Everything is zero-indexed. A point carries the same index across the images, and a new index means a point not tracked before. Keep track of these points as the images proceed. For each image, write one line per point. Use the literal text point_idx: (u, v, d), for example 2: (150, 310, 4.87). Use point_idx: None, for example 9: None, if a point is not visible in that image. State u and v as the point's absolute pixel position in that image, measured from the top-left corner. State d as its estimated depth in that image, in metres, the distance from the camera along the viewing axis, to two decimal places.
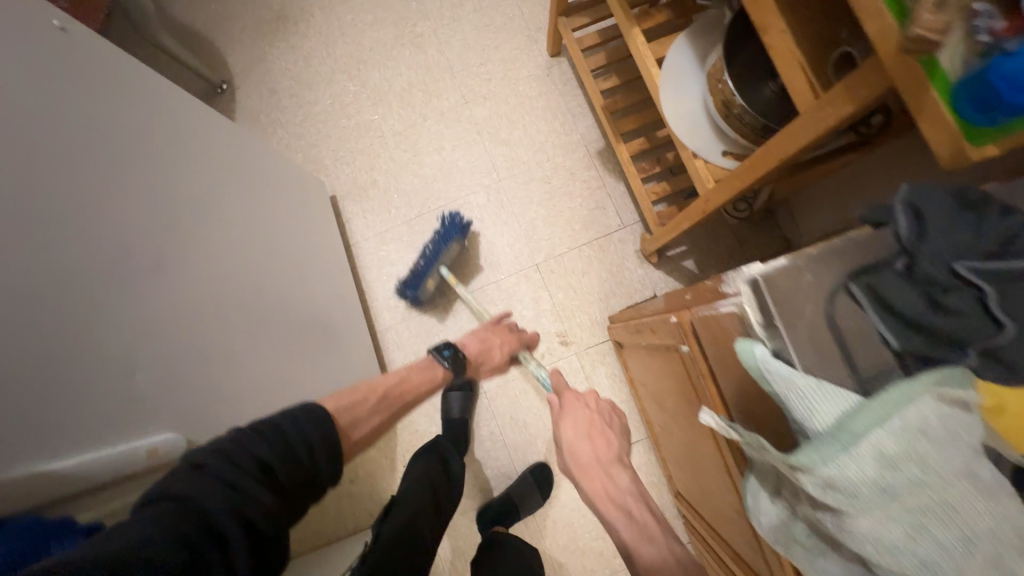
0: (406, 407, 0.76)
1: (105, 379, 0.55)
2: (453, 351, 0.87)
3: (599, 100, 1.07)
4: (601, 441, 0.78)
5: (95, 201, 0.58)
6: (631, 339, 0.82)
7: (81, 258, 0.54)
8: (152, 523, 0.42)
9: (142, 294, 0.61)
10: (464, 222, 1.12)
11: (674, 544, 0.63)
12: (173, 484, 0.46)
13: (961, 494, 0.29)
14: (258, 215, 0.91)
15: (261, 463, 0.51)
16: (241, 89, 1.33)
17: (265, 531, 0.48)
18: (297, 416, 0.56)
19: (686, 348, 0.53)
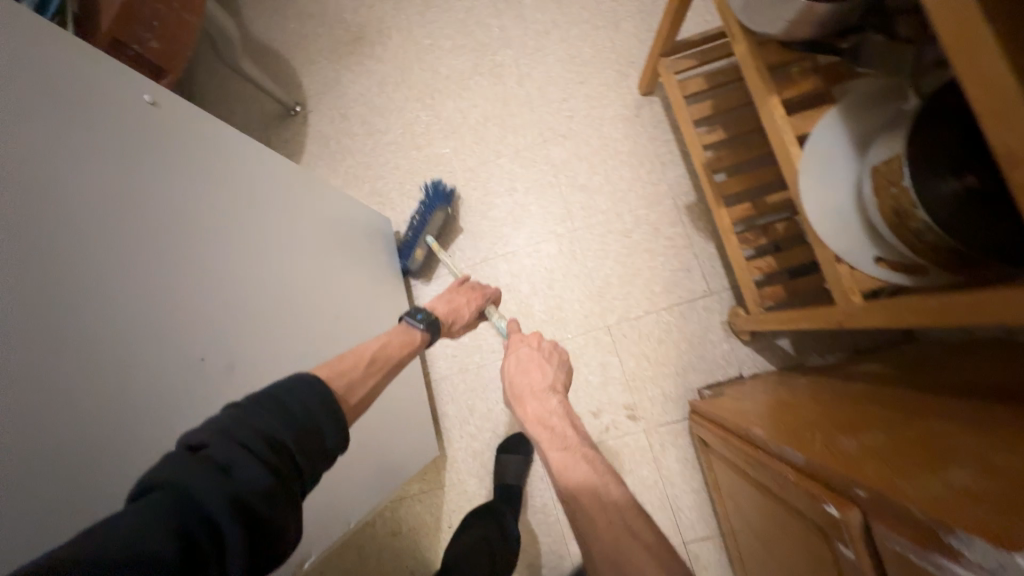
0: (395, 370, 0.72)
1: None
2: (427, 313, 0.80)
3: (700, 156, 0.94)
4: (537, 372, 0.76)
5: (161, 298, 0.54)
6: (732, 458, 0.72)
7: (146, 369, 0.51)
8: (143, 512, 0.38)
9: (206, 395, 0.57)
10: (448, 191, 1.12)
11: (591, 453, 0.64)
12: (167, 467, 0.42)
13: None
14: (324, 271, 0.85)
15: (263, 437, 0.47)
16: (313, 112, 1.31)
17: (264, 514, 0.42)
18: (294, 385, 0.53)
19: (842, 548, 0.43)
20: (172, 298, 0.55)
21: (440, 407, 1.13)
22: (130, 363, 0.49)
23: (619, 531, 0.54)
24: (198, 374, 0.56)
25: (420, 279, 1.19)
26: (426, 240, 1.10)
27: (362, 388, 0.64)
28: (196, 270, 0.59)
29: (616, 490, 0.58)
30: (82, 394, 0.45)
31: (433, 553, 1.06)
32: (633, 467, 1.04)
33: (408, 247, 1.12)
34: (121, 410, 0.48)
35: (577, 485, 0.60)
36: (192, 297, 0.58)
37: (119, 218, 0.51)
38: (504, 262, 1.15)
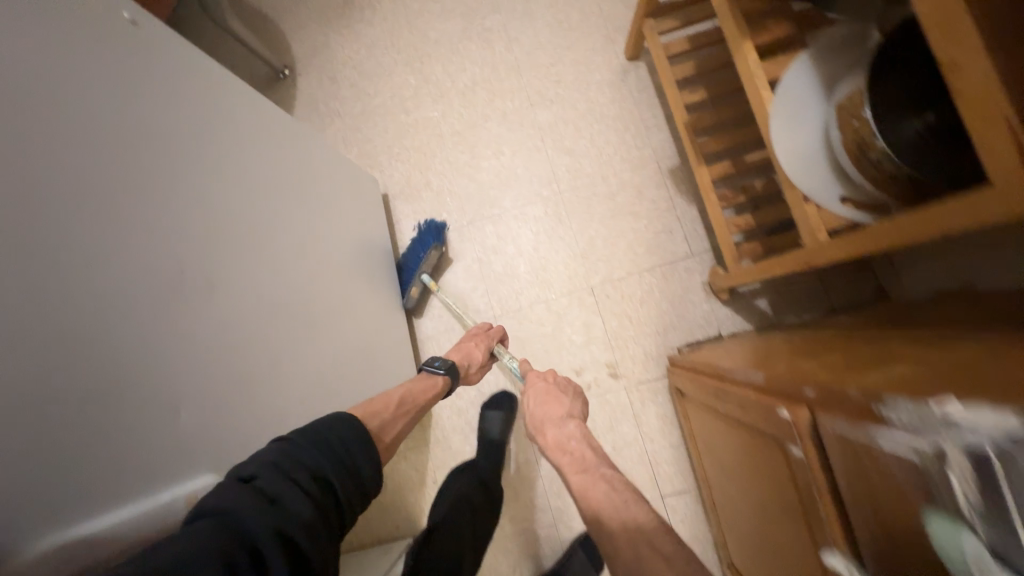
0: (418, 414, 0.75)
1: (148, 405, 0.46)
2: (443, 359, 0.84)
3: (682, 116, 0.96)
4: (555, 404, 0.75)
5: (141, 207, 0.51)
6: (702, 397, 0.74)
7: (133, 275, 0.48)
8: (198, 535, 0.38)
9: (195, 316, 0.53)
10: (439, 227, 1.10)
11: (610, 473, 0.60)
12: (222, 499, 0.43)
13: None
14: (308, 221, 0.84)
15: (310, 471, 0.49)
16: (302, 75, 1.31)
17: (305, 549, 0.43)
18: (334, 424, 0.56)
19: (793, 450, 0.44)
20: (151, 211, 0.52)
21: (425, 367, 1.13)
22: (118, 266, 0.47)
23: (638, 541, 0.49)
24: (183, 292, 0.53)
25: (414, 315, 1.18)
26: (422, 278, 1.10)
27: (391, 431, 0.68)
28: (174, 188, 0.57)
29: (636, 503, 0.54)
30: (61, 269, 0.42)
31: (417, 507, 1.08)
32: (613, 423, 1.06)
33: (403, 285, 1.11)
34: (105, 295, 0.44)
35: (599, 505, 0.56)
36: (172, 214, 0.55)
37: (91, 118, 0.49)
38: (490, 224, 1.16)
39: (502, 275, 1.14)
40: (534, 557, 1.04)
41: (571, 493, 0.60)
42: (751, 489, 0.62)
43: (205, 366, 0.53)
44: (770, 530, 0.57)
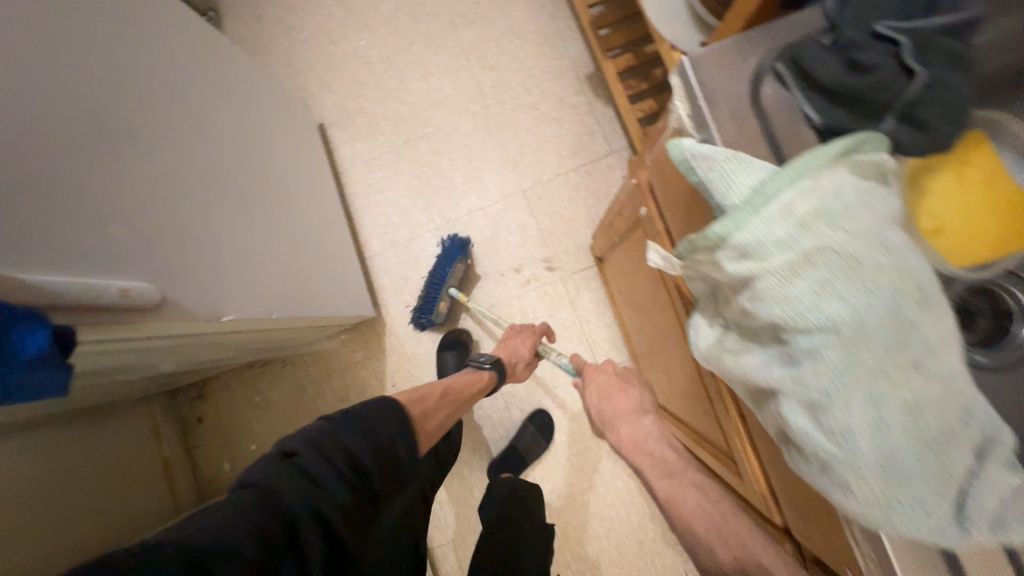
0: (466, 405, 0.68)
1: (75, 207, 0.47)
2: (490, 355, 0.82)
3: (586, 16, 1.04)
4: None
5: (59, 29, 0.48)
6: (609, 243, 0.83)
7: (38, 89, 0.45)
8: (237, 514, 0.36)
9: (116, 154, 0.52)
10: (463, 242, 1.11)
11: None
12: (264, 472, 0.40)
13: (866, 249, 0.28)
14: (239, 117, 0.82)
15: (345, 452, 0.43)
16: (227, 16, 1.32)
17: (344, 530, 0.40)
18: (380, 409, 0.48)
19: (644, 211, 0.53)
20: (60, 34, 0.48)
21: (375, 280, 1.19)
22: (15, 73, 0.43)
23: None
24: (100, 125, 0.51)
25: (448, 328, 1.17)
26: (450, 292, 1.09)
27: (434, 416, 0.60)
28: (95, 24, 0.53)
29: None
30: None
31: None
32: (553, 311, 1.15)
33: (430, 300, 1.10)
34: (34, 95, 0.45)
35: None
36: (91, 47, 0.51)
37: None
38: (425, 142, 1.22)
39: (441, 189, 1.20)
40: (491, 439, 1.14)
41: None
42: (642, 298, 0.71)
43: (121, 198, 0.52)
44: (657, 322, 0.67)
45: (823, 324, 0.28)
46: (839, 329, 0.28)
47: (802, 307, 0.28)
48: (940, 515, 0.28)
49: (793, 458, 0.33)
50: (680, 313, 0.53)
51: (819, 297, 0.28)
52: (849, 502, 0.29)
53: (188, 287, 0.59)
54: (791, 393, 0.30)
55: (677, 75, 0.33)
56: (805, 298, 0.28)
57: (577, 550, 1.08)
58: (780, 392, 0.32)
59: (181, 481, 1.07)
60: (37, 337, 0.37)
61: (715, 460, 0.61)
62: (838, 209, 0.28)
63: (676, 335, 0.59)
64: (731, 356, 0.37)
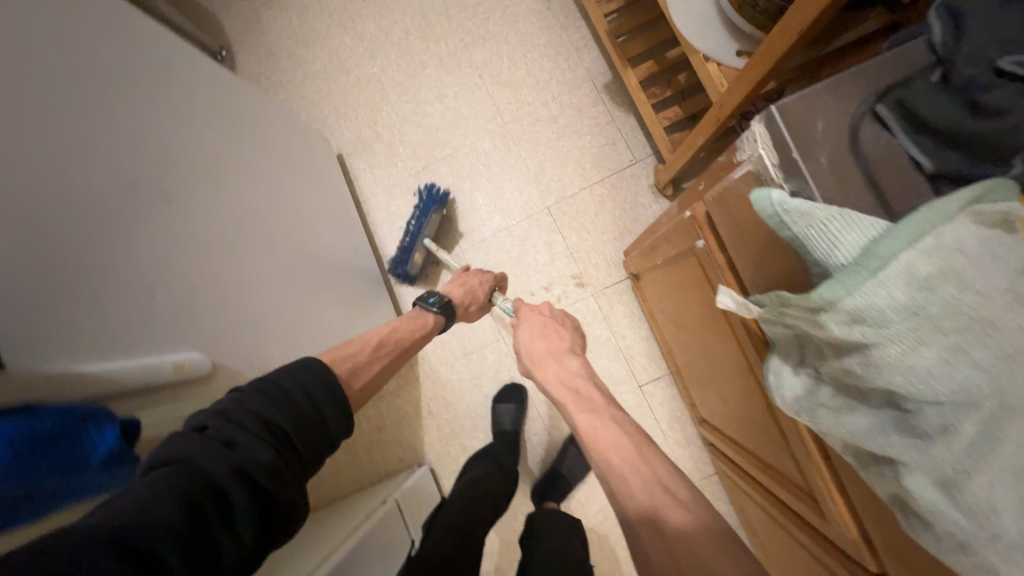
0: (404, 357, 0.68)
1: (126, 288, 0.47)
2: (440, 297, 0.77)
3: (603, 25, 1.01)
4: (554, 337, 0.66)
5: (90, 115, 0.49)
6: (648, 263, 0.80)
7: (77, 178, 0.45)
8: (151, 485, 0.33)
9: (156, 226, 0.53)
10: (441, 194, 1.12)
11: (620, 415, 0.52)
12: (171, 447, 0.37)
13: (1003, 310, 0.25)
14: (266, 162, 0.82)
15: (261, 417, 0.42)
16: (240, 55, 1.32)
17: (271, 489, 0.38)
18: (297, 367, 0.48)
19: (701, 243, 0.51)
20: (90, 115, 0.49)
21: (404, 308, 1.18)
22: (55, 167, 0.44)
23: (653, 485, 0.43)
24: (138, 200, 0.51)
25: (422, 284, 1.15)
26: (425, 242, 1.09)
27: (366, 373, 0.60)
28: (121, 98, 0.53)
29: (646, 446, 0.48)
30: (30, 158, 0.42)
31: (419, 439, 1.14)
32: (586, 328, 1.12)
33: (406, 251, 1.09)
34: (77, 186, 0.45)
35: (608, 448, 0.48)
36: (120, 122, 0.52)
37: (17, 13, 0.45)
38: (444, 164, 1.21)
39: (463, 211, 1.19)
40: (532, 461, 1.12)
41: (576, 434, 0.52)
42: (693, 322, 0.68)
43: (164, 268, 0.52)
44: (713, 350, 0.64)
45: (958, 395, 0.25)
46: (976, 401, 0.25)
47: (933, 378, 0.26)
48: None
49: (914, 529, 0.30)
50: (746, 347, 0.50)
51: (953, 367, 0.25)
52: None
53: (233, 346, 0.60)
54: (917, 465, 0.28)
55: (761, 123, 0.31)
56: (935, 369, 0.26)
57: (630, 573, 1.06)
58: (899, 461, 0.29)
59: None
60: (106, 436, 0.37)
61: (788, 495, 0.58)
62: (965, 267, 0.25)
63: (739, 368, 0.56)
64: (829, 413, 0.34)
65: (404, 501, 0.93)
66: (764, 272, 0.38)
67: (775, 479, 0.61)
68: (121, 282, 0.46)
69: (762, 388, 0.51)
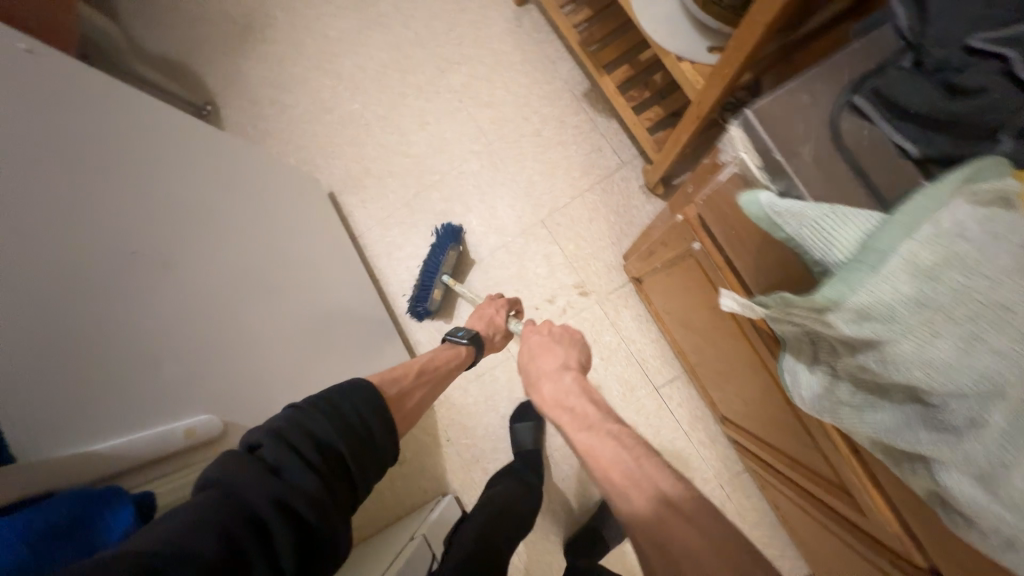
0: (443, 383, 0.68)
1: (131, 361, 0.47)
2: (467, 328, 0.77)
3: (573, 36, 1.02)
4: (548, 354, 0.64)
5: (84, 196, 0.50)
6: (648, 267, 0.80)
7: (74, 260, 0.46)
8: (195, 510, 0.32)
9: (158, 294, 0.53)
10: (455, 229, 1.12)
11: (618, 429, 0.51)
12: (223, 467, 0.37)
13: (1015, 293, 0.24)
14: (260, 210, 0.83)
15: (315, 441, 0.41)
16: (224, 108, 1.35)
17: (314, 523, 0.36)
18: (346, 390, 0.47)
19: (697, 246, 0.50)
20: (83, 196, 0.50)
21: (412, 338, 1.18)
22: (52, 252, 0.45)
23: (656, 502, 0.43)
24: (138, 272, 0.52)
25: (442, 318, 1.16)
26: (443, 279, 1.09)
27: (412, 396, 0.61)
28: (109, 172, 0.54)
29: (650, 463, 0.46)
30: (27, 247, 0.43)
31: (441, 467, 1.12)
32: (595, 336, 1.11)
33: (424, 288, 1.09)
34: (75, 267, 0.46)
35: (609, 466, 0.47)
36: (111, 196, 0.53)
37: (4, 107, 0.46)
38: (435, 190, 1.22)
39: None
40: (557, 478, 1.10)
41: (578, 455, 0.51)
42: (701, 322, 0.67)
43: (169, 334, 0.52)
44: (725, 349, 0.63)
45: (983, 386, 0.24)
46: (1002, 391, 0.24)
47: (953, 371, 0.25)
48: None
49: (957, 524, 0.29)
50: (758, 345, 0.49)
51: (970, 357, 0.24)
52: None
53: (243, 403, 0.60)
54: (951, 461, 0.26)
55: (738, 127, 0.31)
56: (953, 361, 0.25)
57: None
58: (931, 458, 0.28)
59: None
60: (122, 515, 0.37)
61: (822, 490, 0.56)
62: (970, 252, 0.24)
63: (754, 365, 0.55)
64: (851, 411, 0.33)
65: (432, 535, 0.91)
66: (764, 271, 0.37)
67: (804, 474, 0.59)
68: (124, 356, 0.47)
69: (779, 385, 0.50)
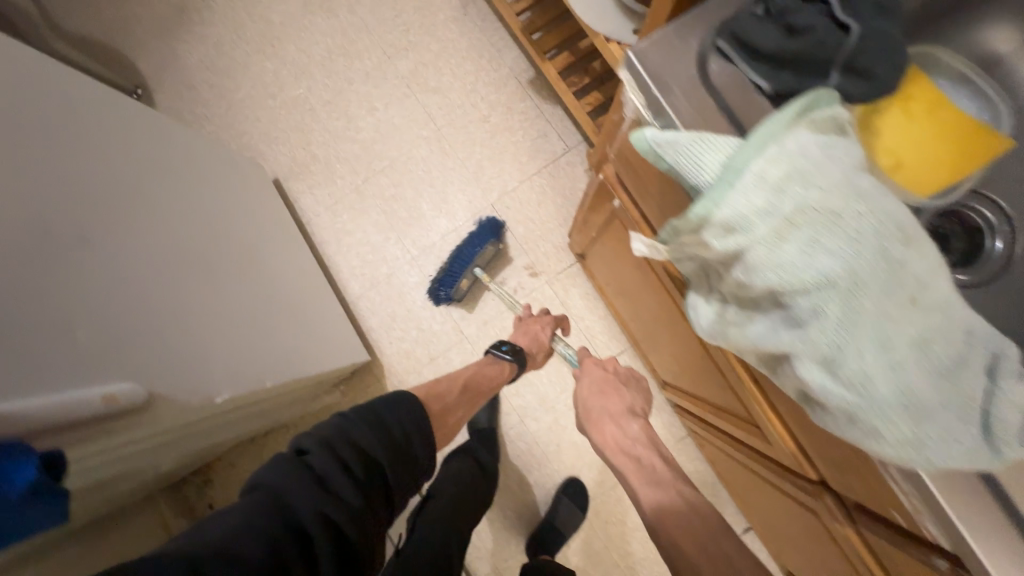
0: (479, 399, 0.73)
1: (39, 324, 0.45)
2: (512, 344, 0.81)
3: (516, 23, 1.06)
4: (615, 397, 0.68)
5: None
6: (587, 239, 0.84)
7: None
8: (246, 512, 0.37)
9: (75, 260, 0.51)
10: (496, 224, 1.11)
11: (687, 490, 0.57)
12: (276, 470, 0.41)
13: (843, 200, 0.28)
14: (198, 188, 0.80)
15: (361, 452, 0.45)
16: (157, 91, 1.28)
17: (355, 538, 0.40)
18: (404, 411, 0.50)
19: (617, 202, 0.54)
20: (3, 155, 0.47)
21: (364, 324, 1.17)
22: None
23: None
24: (51, 236, 0.49)
25: (462, 308, 1.15)
26: (476, 271, 1.08)
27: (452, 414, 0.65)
28: (32, 133, 0.52)
29: (719, 533, 0.53)
30: None
31: None
32: None
33: (453, 276, 1.08)
34: None
35: (679, 532, 0.53)
36: (29, 157, 0.50)
37: None
38: (384, 176, 1.21)
39: (409, 218, 1.19)
40: (513, 456, 1.12)
41: (638, 504, 0.58)
42: (631, 285, 0.72)
43: (86, 300, 0.50)
44: (652, 306, 0.68)
45: (820, 280, 0.28)
46: (835, 283, 0.28)
47: (796, 268, 0.29)
48: (971, 442, 0.28)
49: (818, 417, 0.33)
50: (674, 292, 0.54)
51: (809, 256, 0.28)
52: (883, 449, 0.30)
53: (176, 376, 0.58)
54: (804, 354, 0.30)
55: (626, 70, 0.34)
56: (797, 260, 0.29)
57: (622, 547, 1.09)
58: (792, 356, 0.31)
59: None
60: (25, 468, 0.36)
61: (738, 429, 0.62)
62: (809, 167, 0.29)
63: (673, 314, 0.59)
64: (736, 330, 0.37)
65: None
66: (666, 211, 0.41)
67: (724, 417, 0.65)
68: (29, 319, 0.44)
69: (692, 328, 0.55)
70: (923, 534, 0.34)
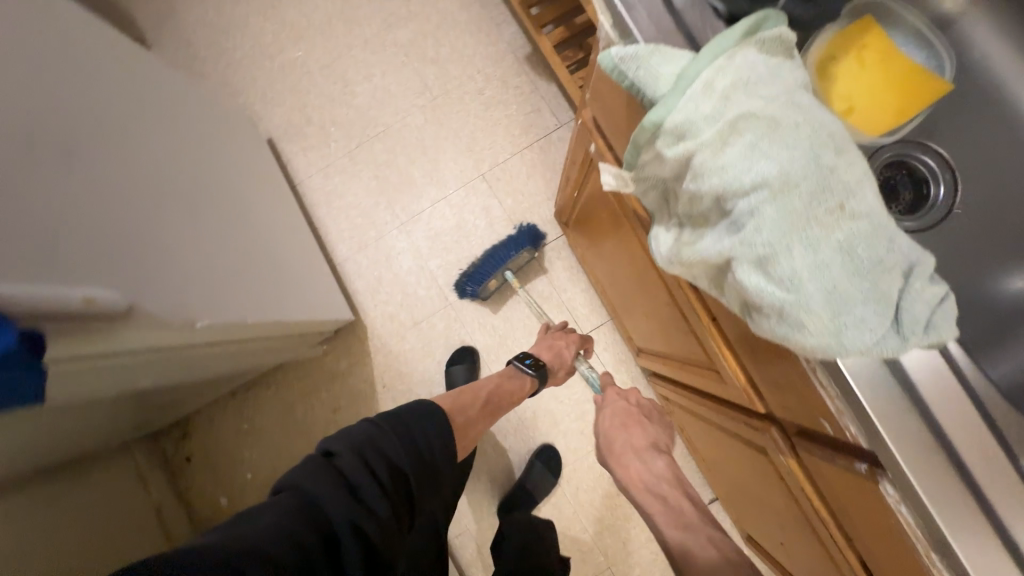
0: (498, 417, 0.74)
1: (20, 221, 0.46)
2: (535, 359, 0.83)
3: None
4: (637, 431, 0.69)
5: None
6: (569, 203, 0.87)
7: None
8: (280, 510, 0.41)
9: (54, 175, 0.52)
10: (535, 232, 1.10)
11: (715, 534, 0.55)
12: (309, 471, 0.45)
13: (782, 108, 0.31)
14: (188, 132, 0.81)
15: (388, 462, 0.48)
16: (155, 46, 1.29)
17: (379, 545, 0.44)
18: (432, 429, 0.53)
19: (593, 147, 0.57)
20: None
21: (349, 286, 1.18)
22: None
23: None
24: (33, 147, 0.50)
25: (487, 306, 1.16)
26: (506, 274, 1.09)
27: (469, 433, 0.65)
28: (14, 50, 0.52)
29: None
30: None
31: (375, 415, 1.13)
32: (530, 286, 1.16)
33: (483, 275, 1.08)
34: None
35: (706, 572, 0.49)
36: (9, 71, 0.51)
37: None
38: (378, 142, 1.23)
39: (400, 185, 1.21)
40: None
41: (666, 548, 0.55)
42: (606, 241, 0.75)
43: (63, 212, 0.51)
44: (624, 259, 0.70)
45: (755, 180, 0.31)
46: (768, 184, 0.31)
47: (734, 169, 0.31)
48: (884, 334, 0.31)
49: (755, 323, 0.36)
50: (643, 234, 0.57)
51: (747, 158, 0.31)
52: (805, 342, 0.32)
53: (158, 295, 0.59)
54: (741, 256, 0.33)
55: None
56: (735, 161, 0.31)
57: (592, 513, 1.11)
58: (731, 260, 0.34)
59: (158, 489, 1.05)
60: None
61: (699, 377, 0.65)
62: (752, 77, 0.31)
63: (642, 261, 0.62)
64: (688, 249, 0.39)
65: None
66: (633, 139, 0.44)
67: (687, 367, 0.68)
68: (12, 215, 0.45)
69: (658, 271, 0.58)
70: (848, 439, 0.37)
